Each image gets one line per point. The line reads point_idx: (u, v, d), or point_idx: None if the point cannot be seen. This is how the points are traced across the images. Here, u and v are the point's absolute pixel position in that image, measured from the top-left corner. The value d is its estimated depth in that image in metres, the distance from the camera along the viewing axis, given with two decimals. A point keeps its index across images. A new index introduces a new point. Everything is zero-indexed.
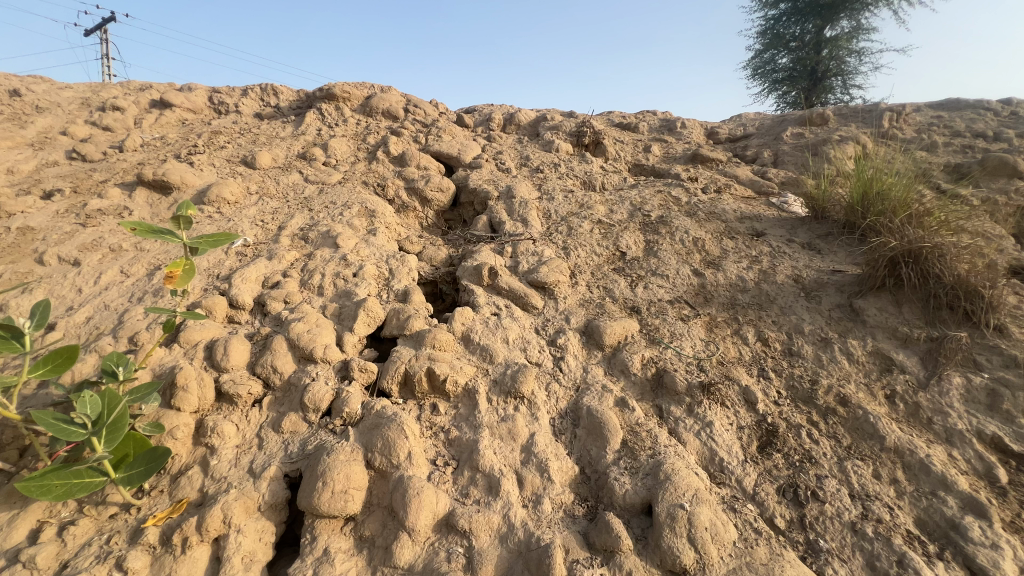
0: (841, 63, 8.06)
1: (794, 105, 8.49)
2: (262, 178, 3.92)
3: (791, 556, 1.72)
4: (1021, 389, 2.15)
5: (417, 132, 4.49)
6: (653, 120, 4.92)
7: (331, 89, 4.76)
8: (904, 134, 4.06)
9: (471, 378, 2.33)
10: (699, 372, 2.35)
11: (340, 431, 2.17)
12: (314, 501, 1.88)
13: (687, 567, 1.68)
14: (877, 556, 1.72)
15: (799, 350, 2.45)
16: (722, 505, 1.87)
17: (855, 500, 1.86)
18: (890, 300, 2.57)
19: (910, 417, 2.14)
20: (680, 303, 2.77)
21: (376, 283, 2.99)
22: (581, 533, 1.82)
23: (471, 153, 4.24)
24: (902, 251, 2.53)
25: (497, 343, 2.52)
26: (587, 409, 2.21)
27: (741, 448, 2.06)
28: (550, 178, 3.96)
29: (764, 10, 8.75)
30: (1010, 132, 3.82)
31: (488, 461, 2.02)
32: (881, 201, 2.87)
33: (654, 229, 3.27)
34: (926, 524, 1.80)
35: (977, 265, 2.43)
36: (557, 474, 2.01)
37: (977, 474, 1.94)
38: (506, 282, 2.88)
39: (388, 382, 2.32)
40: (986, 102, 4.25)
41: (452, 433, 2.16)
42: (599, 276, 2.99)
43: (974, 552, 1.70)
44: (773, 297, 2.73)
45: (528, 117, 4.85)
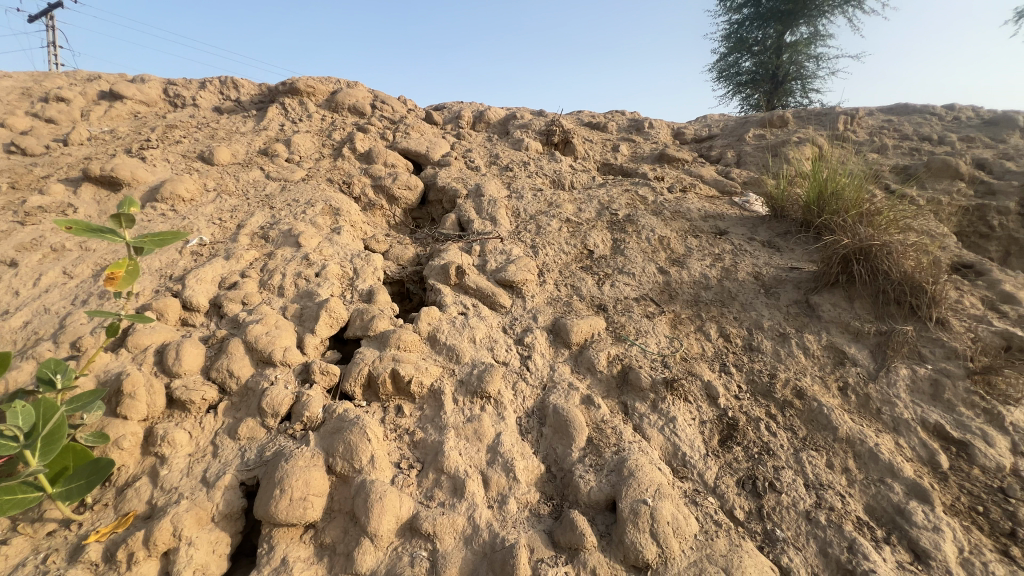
0: (800, 67, 8.35)
1: (757, 107, 8.77)
2: (220, 173, 3.77)
3: (749, 547, 1.76)
4: (961, 378, 2.27)
5: (384, 128, 4.41)
6: (622, 120, 4.98)
7: (294, 83, 4.61)
8: (857, 137, 4.23)
9: (436, 379, 2.30)
10: (663, 368, 2.39)
11: (300, 436, 2.11)
12: (271, 510, 1.81)
13: (649, 562, 1.70)
14: (829, 543, 1.78)
15: (759, 345, 2.52)
16: (684, 499, 1.90)
17: (809, 490, 1.92)
18: (843, 296, 2.67)
19: (861, 407, 2.23)
20: (646, 300, 2.81)
21: (340, 282, 2.91)
22: (546, 532, 1.82)
23: (439, 151, 4.18)
24: (854, 249, 2.63)
25: (464, 342, 2.50)
26: (553, 408, 2.21)
27: (702, 442, 2.10)
28: (519, 177, 3.95)
29: (728, 15, 8.98)
30: (952, 137, 4.04)
31: (453, 463, 2.00)
32: (835, 201, 2.99)
33: (621, 228, 3.30)
34: (875, 511, 1.88)
35: (922, 261, 2.55)
36: (523, 474, 2.00)
37: (922, 461, 2.03)
38: (473, 281, 2.86)
39: (351, 384, 2.27)
40: (931, 108, 4.48)
41: (417, 434, 2.13)
42: (567, 275, 3.00)
43: (917, 535, 1.79)
44: (734, 293, 2.80)
45: (498, 115, 4.83)
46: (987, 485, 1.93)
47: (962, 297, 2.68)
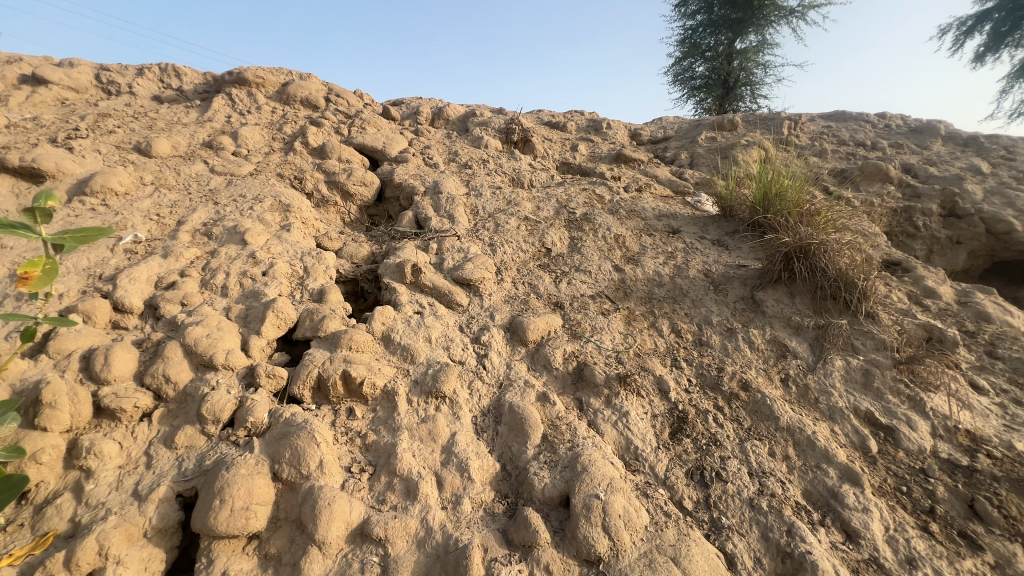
0: (749, 73, 8.73)
1: (709, 111, 9.11)
2: (159, 166, 3.54)
3: (696, 535, 1.82)
4: (888, 368, 2.43)
5: (339, 123, 4.27)
6: (580, 120, 5.05)
7: (241, 72, 4.40)
8: (799, 141, 4.46)
9: (390, 380, 2.25)
10: (617, 364, 2.43)
11: (243, 443, 2.01)
12: (209, 522, 1.71)
13: (601, 555, 1.73)
14: (770, 528, 1.85)
15: (708, 340, 2.61)
16: (635, 492, 1.94)
17: (753, 478, 2.00)
18: (785, 292, 2.81)
19: (801, 398, 2.35)
20: (602, 298, 2.85)
21: (290, 282, 2.80)
22: (500, 531, 1.82)
23: (396, 147, 4.09)
24: (795, 247, 2.77)
25: (419, 342, 2.46)
26: (508, 406, 2.21)
27: (654, 435, 2.15)
28: (477, 174, 3.92)
29: (683, 21, 9.26)
30: (883, 143, 4.32)
31: (406, 465, 1.96)
32: (778, 201, 3.13)
33: (578, 226, 3.34)
34: (812, 495, 1.98)
35: (855, 259, 2.71)
36: (477, 473, 1.99)
37: (854, 447, 2.16)
38: (429, 279, 2.82)
39: (299, 387, 2.18)
40: (865, 115, 4.78)
41: (369, 437, 2.08)
42: (525, 273, 3.00)
43: (849, 516, 1.90)
44: (685, 290, 2.89)
45: (457, 112, 4.78)
46: (911, 467, 2.08)
47: (890, 292, 2.87)
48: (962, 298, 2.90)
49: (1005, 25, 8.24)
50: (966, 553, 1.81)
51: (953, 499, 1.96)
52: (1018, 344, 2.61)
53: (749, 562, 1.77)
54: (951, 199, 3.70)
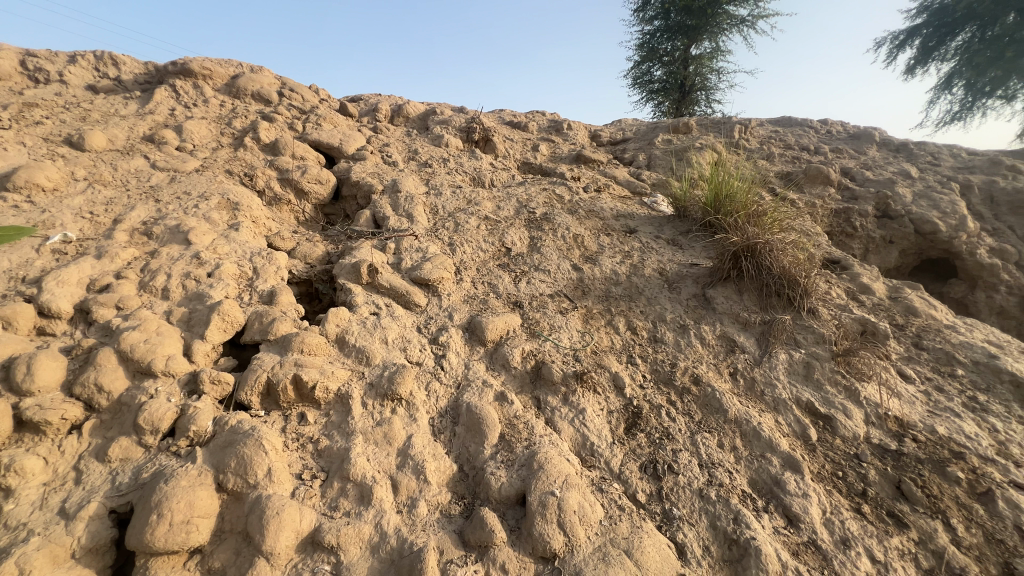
0: (704, 79, 9.05)
1: (667, 114, 9.39)
2: (93, 161, 3.31)
3: (648, 527, 1.87)
4: (827, 360, 2.58)
5: (293, 118, 4.13)
6: (541, 120, 5.08)
7: (186, 63, 4.17)
8: (749, 144, 4.66)
9: (344, 383, 2.20)
10: (574, 362, 2.46)
11: (185, 453, 1.91)
12: (146, 538, 1.62)
13: (557, 551, 1.74)
14: (718, 516, 1.92)
15: (662, 336, 2.69)
16: (591, 487, 1.97)
17: (702, 469, 2.08)
18: (734, 289, 2.93)
19: (748, 390, 2.45)
20: (560, 296, 2.88)
21: (238, 283, 2.68)
22: (457, 532, 1.80)
23: (354, 145, 4.00)
24: (742, 246, 2.89)
25: (375, 344, 2.41)
26: (466, 406, 2.20)
27: (609, 431, 2.19)
28: (437, 173, 3.88)
29: (641, 25, 9.48)
30: (825, 148, 4.58)
31: (360, 469, 1.91)
32: (728, 202, 3.26)
33: (538, 226, 3.37)
34: (757, 483, 2.07)
35: (797, 257, 2.85)
36: (434, 475, 1.97)
37: (796, 436, 2.27)
38: (386, 280, 2.77)
39: (247, 393, 2.10)
40: (808, 121, 5.05)
41: (322, 442, 2.02)
42: (484, 272, 2.99)
43: (791, 502, 2.00)
44: (641, 289, 2.96)
45: (417, 110, 4.72)
46: (846, 453, 2.21)
47: (829, 288, 3.04)
48: (893, 294, 3.11)
49: (932, 40, 8.92)
50: (894, 531, 1.94)
51: (883, 481, 2.10)
52: (941, 336, 2.82)
53: (698, 551, 1.83)
54: (885, 202, 3.96)
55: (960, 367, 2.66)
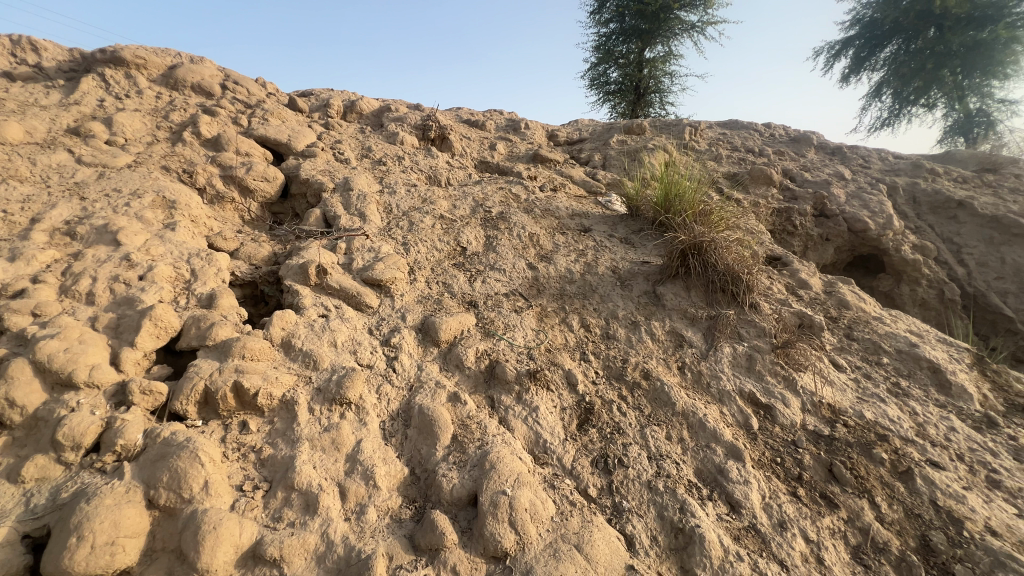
0: (658, 82, 9.31)
1: (623, 115, 9.61)
2: (7, 154, 3.04)
3: (599, 521, 1.90)
4: (767, 352, 2.71)
5: (237, 112, 3.94)
6: (499, 119, 5.08)
7: (117, 51, 3.90)
8: (699, 146, 4.83)
9: (289, 389, 2.12)
10: (528, 360, 2.48)
11: (112, 469, 1.79)
12: (63, 564, 1.50)
13: (508, 550, 1.74)
14: (666, 507, 1.98)
15: (614, 333, 2.74)
16: (543, 484, 1.98)
17: (651, 461, 2.14)
18: (682, 286, 3.03)
19: (695, 383, 2.54)
20: (515, 295, 2.89)
21: (173, 286, 2.53)
22: (407, 536, 1.78)
23: (303, 141, 3.85)
24: (689, 244, 2.99)
25: (323, 347, 2.34)
26: (418, 408, 2.16)
27: (562, 427, 2.22)
28: (392, 171, 3.80)
29: (598, 28, 9.64)
30: (768, 150, 4.81)
31: (305, 477, 1.85)
32: (678, 202, 3.36)
33: (493, 225, 3.36)
34: (702, 472, 2.15)
35: (741, 255, 2.98)
36: (384, 480, 1.93)
37: (739, 425, 2.37)
38: (336, 281, 2.69)
39: (182, 403, 1.99)
40: (753, 124, 5.29)
41: (265, 451, 1.95)
42: (439, 272, 2.96)
43: (733, 489, 2.08)
44: (594, 287, 3.01)
45: (371, 107, 4.61)
46: (784, 440, 2.33)
47: (771, 284, 3.20)
48: (828, 288, 3.31)
49: (864, 51, 9.58)
50: (826, 512, 2.06)
51: (817, 465, 2.22)
52: (870, 327, 3.02)
53: (647, 541, 1.88)
54: (821, 202, 4.21)
55: (886, 355, 2.86)
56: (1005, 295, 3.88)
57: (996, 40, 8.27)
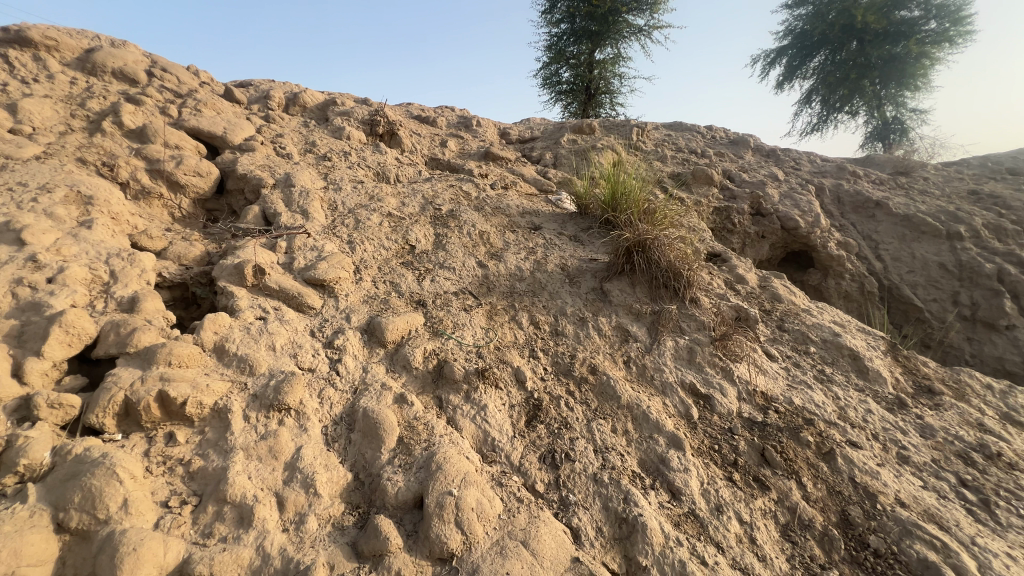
0: (608, 83, 9.52)
1: (575, 115, 9.77)
2: None
3: (546, 515, 1.92)
4: (707, 345, 2.84)
5: (166, 102, 3.68)
6: (450, 116, 5.03)
7: (23, 31, 3.54)
8: (645, 146, 4.98)
9: (221, 397, 2.01)
10: (477, 359, 2.46)
11: (13, 492, 1.63)
12: None
13: (454, 551, 1.73)
14: (610, 498, 2.03)
15: (562, 329, 2.78)
16: (490, 483, 1.98)
17: (597, 454, 2.18)
18: (628, 282, 3.12)
19: (640, 376, 2.63)
20: (465, 294, 2.87)
21: (88, 290, 2.33)
22: (349, 544, 1.73)
23: (240, 134, 3.65)
24: (634, 242, 3.08)
25: (261, 351, 2.23)
26: (362, 411, 2.11)
27: (511, 425, 2.23)
28: (337, 167, 3.68)
29: (549, 27, 9.72)
30: (710, 151, 5.03)
31: (238, 489, 1.76)
32: (624, 200, 3.44)
33: (443, 222, 3.33)
34: (645, 463, 2.22)
35: (683, 252, 3.10)
36: (325, 487, 1.86)
37: (680, 416, 2.47)
38: (275, 281, 2.57)
39: (98, 416, 1.83)
40: (696, 126, 5.51)
41: (195, 463, 1.84)
42: (386, 271, 2.89)
43: (674, 477, 2.17)
44: (544, 284, 3.04)
45: (315, 99, 4.42)
46: (721, 427, 2.45)
47: (711, 279, 3.35)
48: (762, 283, 3.51)
49: (796, 60, 10.23)
50: (758, 494, 2.19)
51: (750, 450, 2.35)
52: (799, 318, 3.23)
53: (592, 533, 1.92)
54: (757, 201, 4.45)
55: (813, 345, 3.06)
56: (915, 287, 4.25)
57: (908, 54, 9.07)
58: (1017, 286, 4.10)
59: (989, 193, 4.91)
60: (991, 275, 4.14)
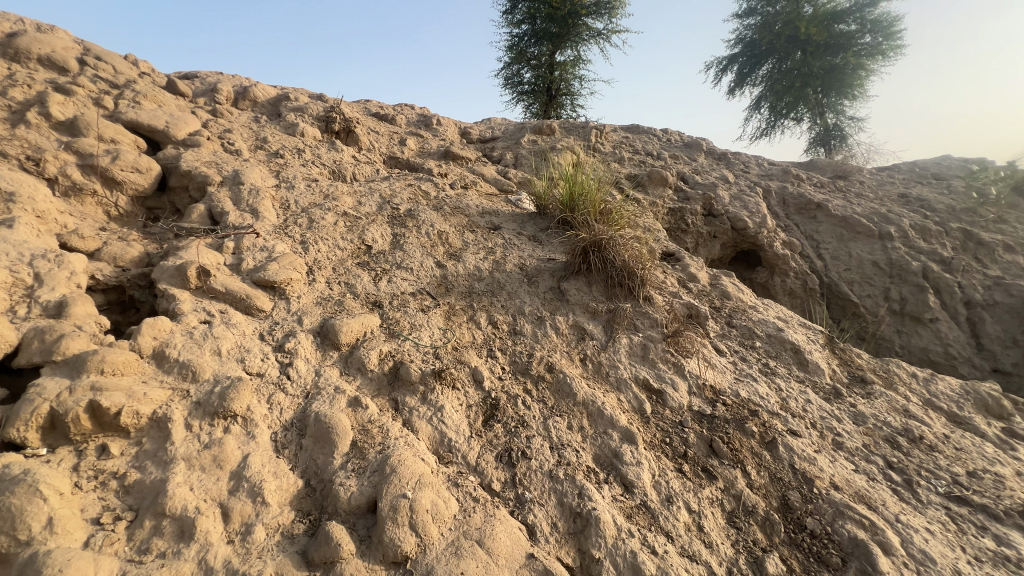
0: (568, 84, 9.64)
1: (536, 115, 9.84)
2: None
3: (501, 514, 1.93)
4: (659, 341, 2.93)
5: (101, 92, 3.46)
6: (410, 114, 4.97)
7: None
8: (604, 148, 5.09)
9: (161, 406, 1.91)
10: (434, 360, 2.45)
11: None
12: None
13: (408, 554, 1.72)
14: (566, 493, 2.07)
15: (520, 329, 2.81)
16: (446, 484, 1.98)
17: (553, 451, 2.22)
18: (584, 281, 3.18)
19: (596, 373, 2.69)
20: (423, 294, 2.84)
21: (9, 293, 2.15)
22: (299, 552, 1.68)
23: (184, 128, 3.47)
24: (590, 242, 3.14)
25: (204, 356, 2.14)
26: (314, 416, 2.05)
27: (468, 425, 2.23)
28: (290, 165, 3.56)
29: (510, 28, 9.75)
30: (666, 154, 5.19)
31: (178, 501, 1.68)
32: (582, 201, 3.50)
33: (401, 222, 3.28)
34: (600, 457, 2.28)
35: (637, 251, 3.19)
36: (274, 495, 1.81)
37: (634, 410, 2.55)
38: (221, 283, 2.47)
39: (19, 430, 1.71)
40: (652, 129, 5.67)
41: (130, 476, 1.75)
42: (341, 272, 2.83)
43: (627, 471, 2.23)
44: (502, 284, 3.06)
45: (267, 94, 4.27)
46: (672, 421, 2.54)
47: (665, 278, 3.47)
48: (713, 281, 3.65)
49: (745, 68, 10.70)
50: (706, 483, 2.28)
51: (699, 442, 2.45)
52: (746, 314, 3.39)
53: (547, 529, 1.95)
54: (709, 202, 4.63)
55: (758, 339, 3.22)
56: (852, 284, 4.54)
57: (846, 65, 9.67)
58: (939, 282, 4.46)
59: (916, 197, 5.32)
60: (917, 272, 4.49)
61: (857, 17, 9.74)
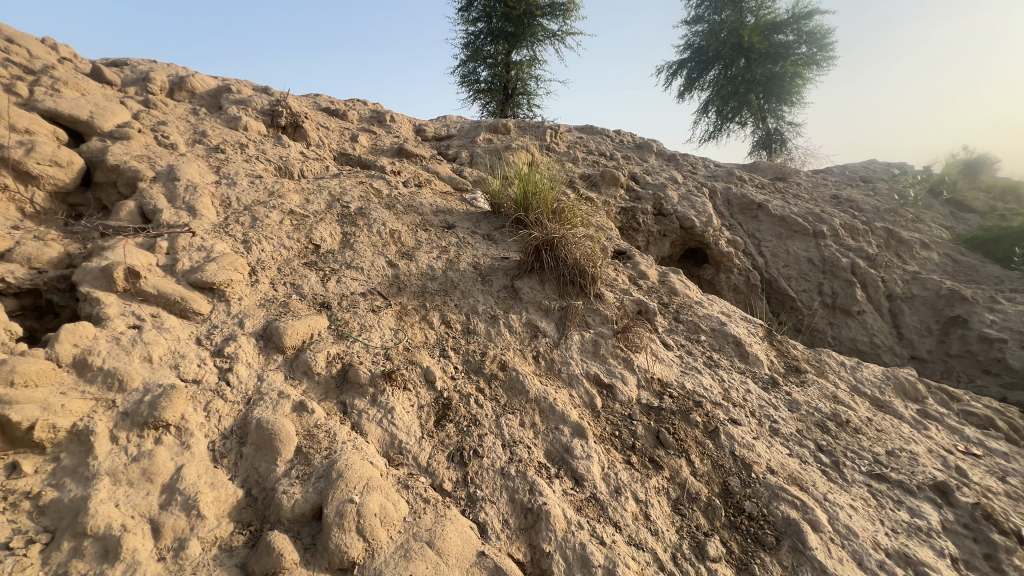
0: (524, 84, 9.70)
1: (493, 114, 9.85)
2: None
3: (452, 513, 1.93)
4: (610, 337, 3.00)
5: (12, 78, 3.17)
6: (362, 110, 4.84)
7: None
8: (558, 147, 5.16)
9: (82, 418, 1.78)
10: (384, 361, 2.40)
11: None
12: None
13: (355, 559, 1.68)
14: (517, 490, 2.09)
15: (474, 328, 2.80)
16: (396, 486, 1.95)
17: (505, 449, 2.23)
18: (538, 280, 3.22)
19: (548, 370, 2.72)
20: (373, 294, 2.78)
21: None
22: (239, 565, 1.61)
23: (112, 119, 3.23)
24: (543, 241, 3.17)
25: (133, 364, 2.01)
26: (255, 422, 1.97)
27: (419, 426, 2.20)
28: (232, 160, 3.39)
29: (466, 25, 9.69)
30: (618, 155, 5.32)
31: (102, 519, 1.57)
32: (535, 200, 3.53)
33: (351, 220, 3.20)
34: (551, 453, 2.31)
35: (589, 249, 3.25)
36: (211, 507, 1.72)
37: (585, 405, 2.60)
38: (152, 285, 2.32)
39: None
40: (606, 130, 5.80)
41: (46, 496, 1.62)
42: (287, 273, 2.72)
43: (577, 464, 2.28)
44: (456, 283, 3.04)
45: (207, 85, 4.04)
46: (621, 414, 2.62)
47: (616, 275, 3.56)
48: (662, 278, 3.78)
49: (694, 73, 11.13)
50: (652, 473, 2.37)
51: (647, 434, 2.54)
52: (692, 310, 3.53)
53: (498, 526, 1.96)
54: (659, 202, 4.79)
55: (703, 333, 3.37)
56: (789, 279, 4.83)
57: (785, 73, 10.24)
58: (865, 277, 4.82)
59: (846, 198, 5.71)
60: (846, 267, 4.82)
61: (795, 28, 10.33)
